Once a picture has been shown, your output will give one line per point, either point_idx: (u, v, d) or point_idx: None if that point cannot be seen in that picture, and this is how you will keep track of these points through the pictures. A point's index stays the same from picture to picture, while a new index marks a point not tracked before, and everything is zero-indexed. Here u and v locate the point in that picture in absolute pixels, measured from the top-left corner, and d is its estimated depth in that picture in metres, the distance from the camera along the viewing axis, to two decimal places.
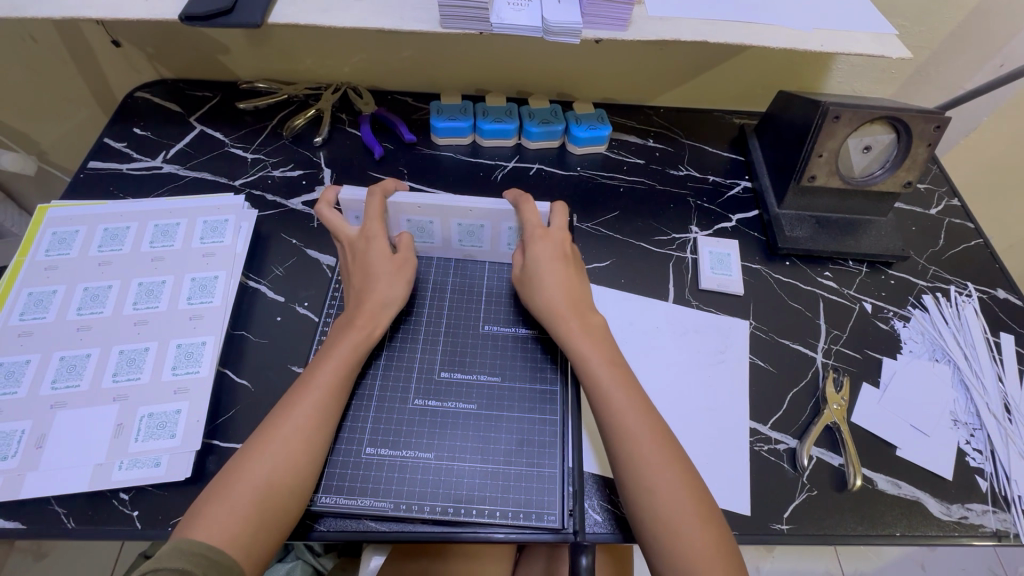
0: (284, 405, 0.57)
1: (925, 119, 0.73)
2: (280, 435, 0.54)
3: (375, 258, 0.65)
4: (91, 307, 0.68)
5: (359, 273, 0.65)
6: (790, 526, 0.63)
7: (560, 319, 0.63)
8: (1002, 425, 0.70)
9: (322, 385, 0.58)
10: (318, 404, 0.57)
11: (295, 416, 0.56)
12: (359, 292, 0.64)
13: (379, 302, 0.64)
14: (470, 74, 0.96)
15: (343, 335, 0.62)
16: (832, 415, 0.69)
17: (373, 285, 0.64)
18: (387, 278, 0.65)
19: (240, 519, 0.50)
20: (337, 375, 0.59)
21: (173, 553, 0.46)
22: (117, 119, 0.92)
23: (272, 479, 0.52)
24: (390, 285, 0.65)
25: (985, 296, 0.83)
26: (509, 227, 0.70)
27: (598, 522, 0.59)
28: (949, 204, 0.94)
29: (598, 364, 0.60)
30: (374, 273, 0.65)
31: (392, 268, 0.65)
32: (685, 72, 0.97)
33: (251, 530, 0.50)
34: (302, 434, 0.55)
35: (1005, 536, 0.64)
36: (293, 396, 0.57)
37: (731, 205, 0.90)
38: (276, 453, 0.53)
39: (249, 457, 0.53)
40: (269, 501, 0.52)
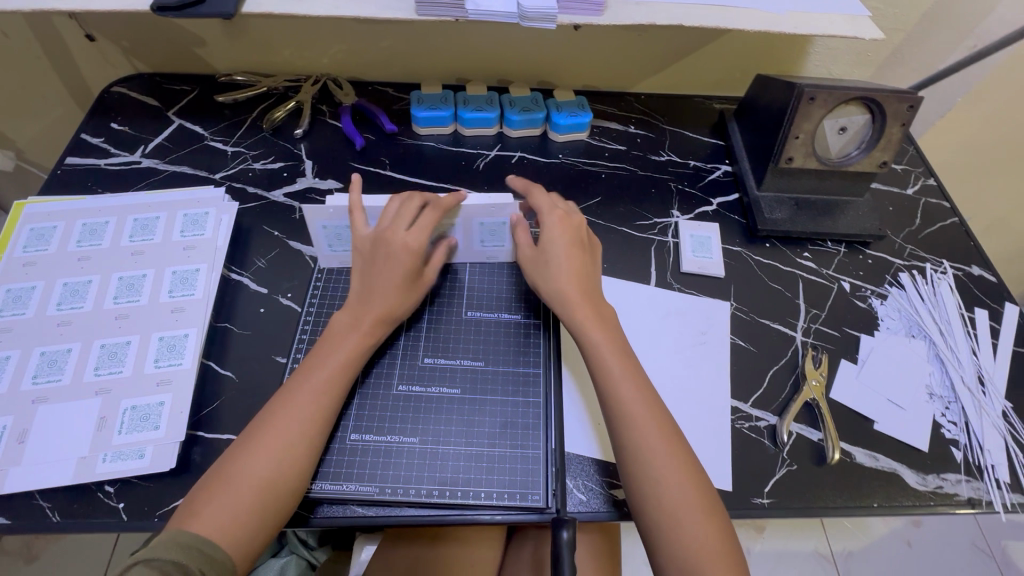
0: (282, 398, 0.57)
1: (898, 99, 0.75)
2: (276, 429, 0.55)
3: (404, 273, 0.64)
4: (71, 302, 0.68)
5: (380, 279, 0.63)
6: (771, 499, 0.64)
7: (571, 305, 0.64)
8: (976, 398, 0.72)
9: (319, 381, 0.58)
10: (315, 400, 0.57)
11: (293, 411, 0.56)
12: (368, 297, 0.63)
13: (385, 311, 0.63)
14: (449, 63, 0.96)
15: (343, 331, 0.62)
16: (810, 392, 0.70)
17: (388, 298, 0.63)
18: (403, 296, 0.64)
19: (237, 513, 0.50)
20: (335, 369, 0.59)
21: (168, 544, 0.47)
22: (94, 114, 0.91)
23: (268, 474, 0.52)
24: (404, 307, 0.65)
25: (960, 273, 0.84)
26: (479, 222, 0.71)
27: (582, 501, 0.60)
28: (925, 183, 0.95)
29: (606, 354, 0.61)
30: (391, 288, 0.63)
31: (410, 288, 0.65)
32: (665, 58, 0.98)
33: (246, 523, 0.51)
34: (297, 428, 0.55)
35: (979, 504, 0.66)
36: (290, 392, 0.57)
37: (712, 189, 0.90)
38: (272, 448, 0.54)
39: (245, 451, 0.53)
40: (264, 495, 0.52)
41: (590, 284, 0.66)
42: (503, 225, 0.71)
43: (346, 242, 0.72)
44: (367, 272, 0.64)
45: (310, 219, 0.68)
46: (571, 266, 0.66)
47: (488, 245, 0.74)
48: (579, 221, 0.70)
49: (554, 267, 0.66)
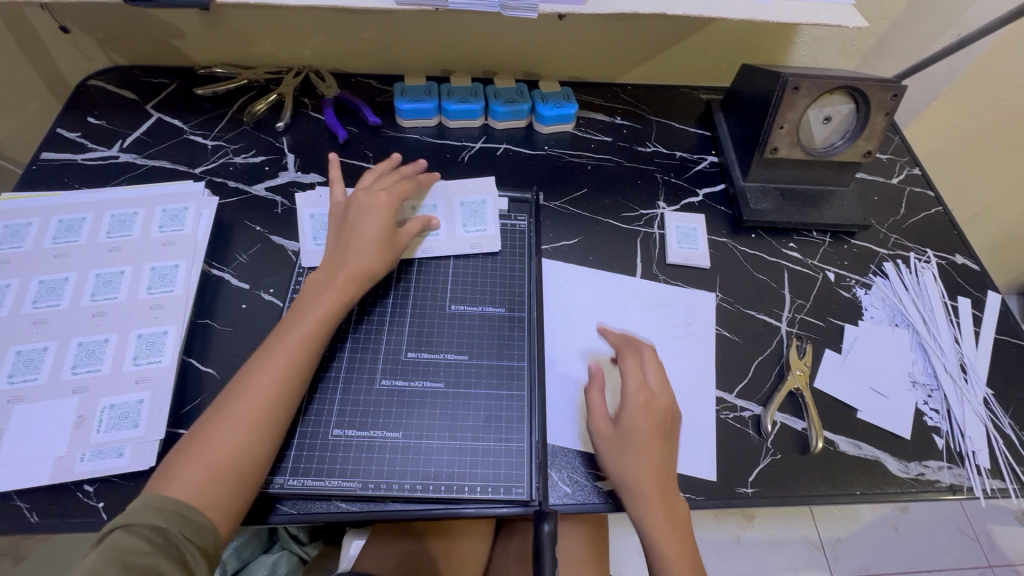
0: (254, 361, 0.57)
1: (882, 88, 0.75)
2: (248, 391, 0.54)
3: (379, 228, 0.65)
4: (47, 300, 0.66)
5: (357, 234, 0.65)
6: (755, 489, 0.64)
7: (641, 498, 0.58)
8: (958, 385, 0.72)
9: (291, 343, 0.57)
10: (286, 360, 0.56)
11: (264, 371, 0.55)
12: (345, 252, 0.64)
13: (362, 268, 0.63)
14: (433, 54, 0.95)
15: (316, 293, 0.61)
16: (794, 381, 0.70)
17: (362, 256, 0.64)
18: (378, 253, 0.65)
19: (213, 473, 0.50)
20: (309, 329, 0.58)
21: (148, 509, 0.48)
22: (69, 108, 0.89)
23: (244, 436, 0.52)
24: (379, 265, 0.65)
25: (944, 262, 0.85)
26: (459, 201, 0.77)
27: (565, 494, 0.62)
28: (910, 173, 0.95)
29: (668, 545, 0.57)
30: (366, 245, 0.64)
31: (386, 243, 0.65)
32: (651, 48, 0.97)
33: (226, 485, 0.51)
34: (270, 388, 0.55)
35: (960, 490, 0.67)
36: (262, 354, 0.57)
37: (698, 180, 0.90)
38: (246, 410, 0.53)
39: (218, 416, 0.53)
40: (242, 458, 0.52)
41: (667, 483, 0.59)
42: (482, 205, 0.78)
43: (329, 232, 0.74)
44: (344, 228, 0.66)
45: (301, 206, 0.76)
46: (651, 456, 0.59)
47: (470, 229, 0.76)
48: (667, 406, 0.62)
49: (631, 461, 0.59)
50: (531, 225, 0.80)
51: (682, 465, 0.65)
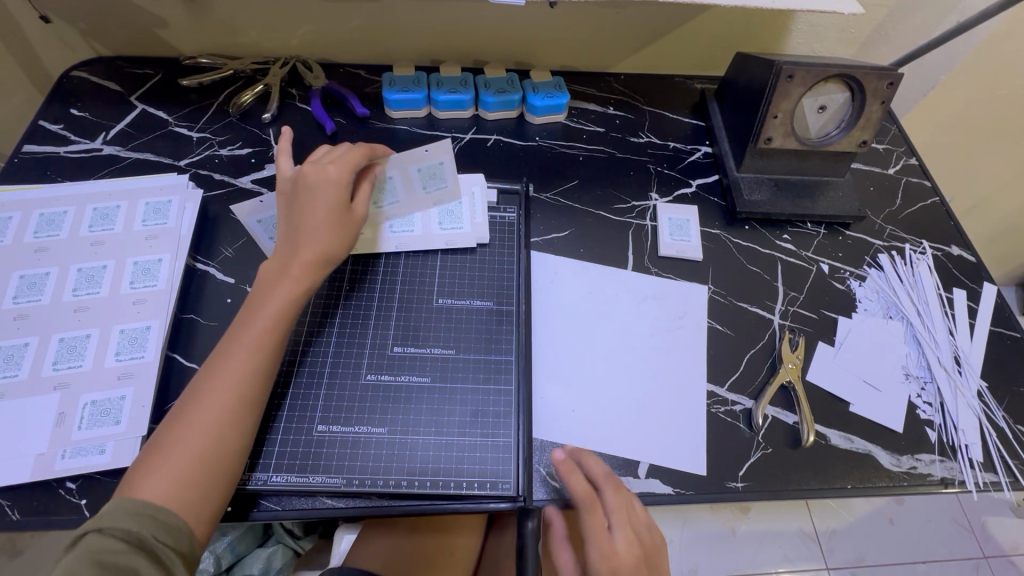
0: (216, 357, 0.55)
1: (877, 76, 0.74)
2: (212, 388, 0.53)
3: (330, 205, 0.61)
4: (28, 295, 0.65)
5: (310, 217, 0.61)
6: (746, 483, 0.64)
7: None
8: (952, 377, 0.72)
9: (253, 335, 0.56)
10: (248, 353, 0.55)
11: (226, 366, 0.54)
12: (300, 239, 0.60)
13: (319, 254, 0.60)
14: (422, 43, 0.93)
15: (272, 283, 0.59)
16: (786, 375, 0.70)
17: (316, 238, 0.60)
18: (334, 233, 0.62)
19: (183, 473, 0.49)
20: (272, 320, 0.57)
21: (119, 512, 0.46)
22: (52, 100, 0.87)
23: (212, 433, 0.51)
24: (337, 247, 0.62)
25: (939, 253, 0.84)
26: (416, 168, 0.69)
27: (554, 489, 0.61)
28: (907, 163, 0.94)
29: None
30: (319, 225, 0.61)
31: (342, 226, 0.62)
32: (645, 36, 0.95)
33: (199, 484, 0.50)
34: (236, 385, 0.53)
35: (952, 483, 0.66)
36: (223, 349, 0.55)
37: (691, 171, 0.89)
38: (212, 407, 0.52)
39: (184, 415, 0.52)
40: (213, 456, 0.51)
41: None
42: (457, 206, 0.76)
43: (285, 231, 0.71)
44: (294, 212, 0.61)
45: (242, 213, 0.69)
46: None
47: (446, 227, 0.75)
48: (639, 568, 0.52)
49: None
50: (520, 217, 0.79)
51: (672, 460, 0.64)
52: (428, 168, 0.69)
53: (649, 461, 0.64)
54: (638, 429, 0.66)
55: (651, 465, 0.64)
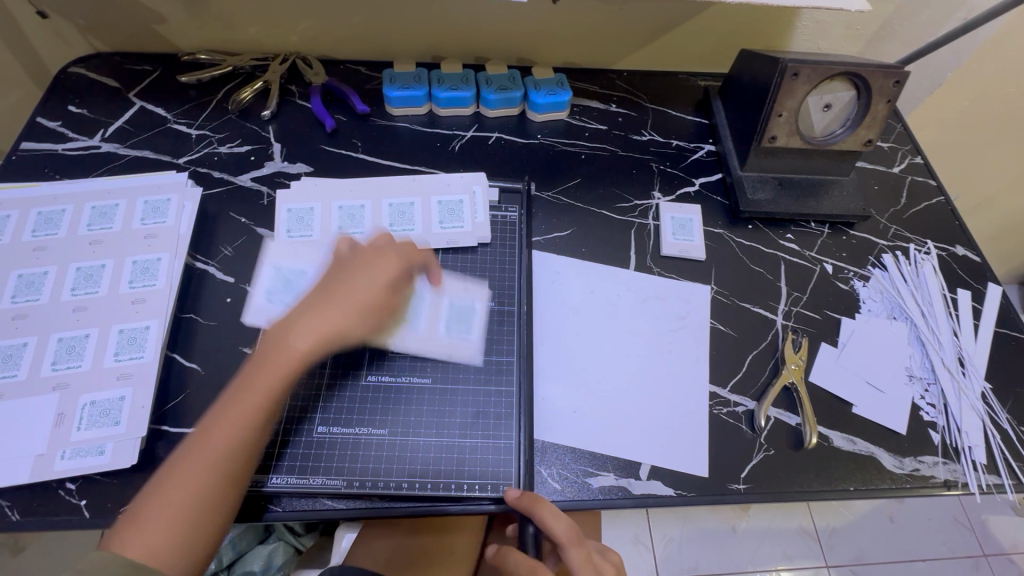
0: (218, 410, 0.51)
1: (883, 74, 0.73)
2: (209, 442, 0.50)
3: (363, 281, 0.56)
4: (27, 294, 0.65)
5: (340, 290, 0.56)
6: (748, 485, 0.64)
7: None
8: (956, 379, 0.71)
9: (259, 396, 0.51)
10: (251, 413, 0.51)
11: (227, 423, 0.50)
12: (322, 310, 0.55)
13: (335, 331, 0.54)
14: (423, 39, 0.92)
15: (284, 344, 0.53)
16: (789, 376, 0.69)
17: (337, 310, 0.55)
18: (357, 310, 0.55)
19: (168, 531, 0.46)
20: (281, 382, 0.52)
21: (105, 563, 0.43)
22: (51, 96, 0.86)
23: (204, 491, 0.48)
24: (359, 328, 0.55)
25: (944, 254, 0.83)
26: (437, 199, 0.76)
27: (555, 490, 0.61)
28: (912, 161, 0.93)
29: None
30: (346, 302, 0.55)
31: (371, 306, 0.56)
32: (649, 33, 0.94)
33: (186, 543, 0.47)
34: (235, 440, 0.50)
35: (955, 486, 0.66)
36: (227, 403, 0.52)
37: (695, 169, 0.88)
38: (206, 463, 0.49)
39: (176, 467, 0.49)
40: (202, 514, 0.48)
41: None
42: (471, 312, 0.68)
43: (287, 291, 0.67)
44: (326, 284, 0.57)
45: (269, 254, 0.69)
46: None
47: (450, 332, 0.66)
48: None
49: None
50: (522, 216, 0.78)
51: (674, 462, 0.64)
52: (448, 204, 0.76)
53: (651, 463, 0.64)
54: (640, 430, 0.65)
55: (652, 466, 0.64)
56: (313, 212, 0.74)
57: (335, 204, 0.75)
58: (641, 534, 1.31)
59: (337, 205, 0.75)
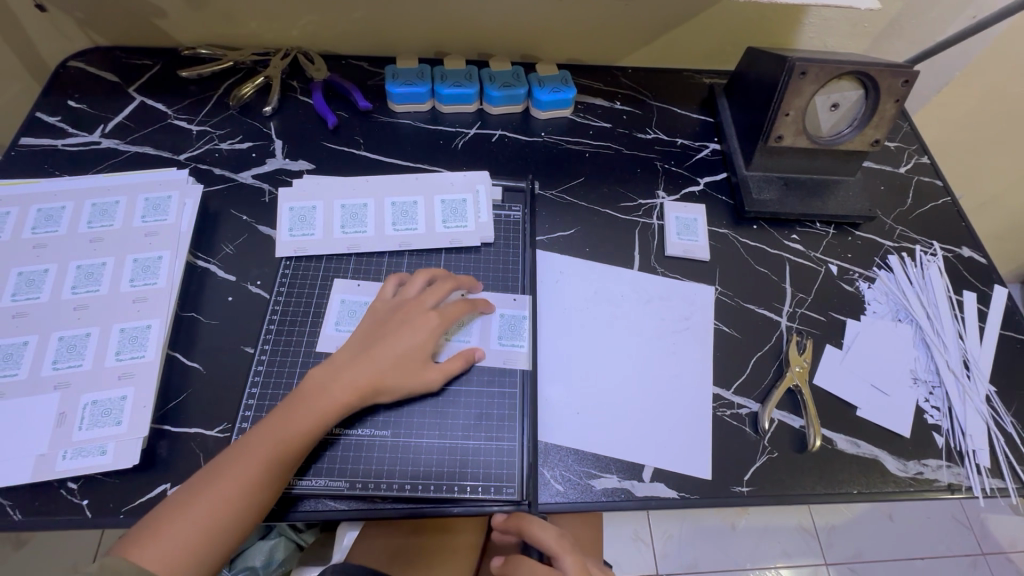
0: (251, 437, 0.55)
1: (892, 73, 0.72)
2: (236, 467, 0.53)
3: (406, 346, 0.60)
4: (27, 292, 0.65)
5: (385, 348, 0.60)
6: (751, 488, 0.63)
7: None
8: (961, 382, 0.71)
9: (291, 432, 0.55)
10: (281, 448, 0.54)
11: (256, 452, 0.54)
12: (366, 364, 0.59)
13: (374, 385, 0.58)
14: (426, 35, 0.91)
15: (323, 389, 0.57)
16: (794, 378, 0.69)
17: (378, 371, 0.59)
18: (394, 374, 0.60)
19: (182, 546, 0.49)
20: (312, 423, 0.56)
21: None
22: (50, 91, 0.86)
23: (220, 513, 0.51)
24: (395, 390, 0.59)
25: (950, 255, 0.83)
26: (440, 198, 0.76)
27: (558, 492, 0.61)
28: (918, 161, 0.92)
29: None
30: (387, 361, 0.59)
31: (410, 370, 0.60)
32: (654, 30, 0.93)
33: (196, 558, 0.50)
34: (260, 471, 0.53)
35: (958, 489, 0.66)
36: (261, 431, 0.55)
37: (699, 168, 0.87)
38: (228, 488, 0.52)
39: (203, 484, 0.52)
40: (212, 536, 0.51)
41: None
42: (521, 320, 0.69)
43: (354, 322, 0.67)
44: (373, 338, 0.61)
45: (335, 287, 0.69)
46: None
47: (504, 342, 0.67)
48: None
49: None
50: (525, 215, 0.78)
51: (677, 464, 0.64)
52: (450, 203, 0.76)
53: (654, 465, 0.64)
54: (644, 433, 0.65)
55: (656, 469, 0.63)
56: (315, 210, 0.74)
57: (338, 202, 0.74)
58: (641, 530, 1.31)
59: (340, 203, 0.74)
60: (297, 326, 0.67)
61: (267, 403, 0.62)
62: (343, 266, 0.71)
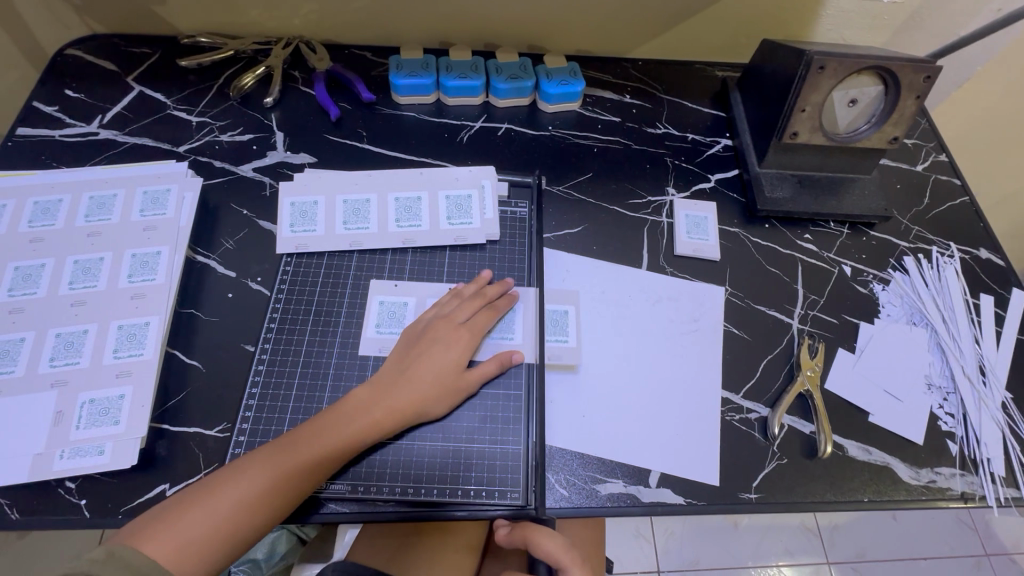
0: (280, 442, 0.54)
1: (914, 69, 0.69)
2: (260, 468, 0.52)
3: (442, 365, 0.60)
4: (24, 287, 0.63)
5: (421, 366, 0.60)
6: (759, 494, 0.62)
7: None
8: (977, 388, 0.69)
9: (322, 445, 0.54)
10: (310, 457, 0.53)
11: (284, 458, 0.53)
12: (403, 382, 0.59)
13: (410, 404, 0.58)
14: (431, 24, 0.89)
15: (358, 408, 0.57)
16: (805, 383, 0.67)
17: (414, 390, 0.59)
18: (430, 393, 0.59)
19: (194, 544, 0.48)
20: (343, 438, 0.55)
21: (120, 565, 0.44)
22: (47, 80, 0.84)
23: (238, 513, 0.50)
24: (430, 409, 0.59)
25: (968, 257, 0.80)
26: (445, 194, 0.74)
27: (563, 497, 0.60)
28: (936, 159, 0.90)
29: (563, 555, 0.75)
30: (424, 379, 0.59)
31: (445, 388, 0.60)
32: (666, 21, 0.90)
33: (208, 556, 0.48)
34: (284, 476, 0.52)
35: (972, 498, 0.64)
36: (292, 438, 0.54)
37: (711, 165, 0.85)
38: (249, 489, 0.51)
39: (225, 480, 0.51)
40: (227, 536, 0.49)
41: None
42: (565, 314, 0.69)
43: (397, 322, 0.66)
44: (409, 356, 0.61)
45: (372, 289, 0.68)
46: None
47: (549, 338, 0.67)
48: None
49: None
50: (532, 212, 0.76)
51: (684, 469, 0.63)
52: (454, 198, 0.74)
53: (661, 470, 0.62)
54: (651, 438, 0.64)
55: (662, 474, 0.62)
56: (316, 205, 0.72)
57: (340, 197, 0.72)
58: (642, 527, 1.30)
59: (341, 198, 0.72)
60: (298, 326, 0.65)
61: (267, 404, 0.61)
62: (345, 265, 0.69)
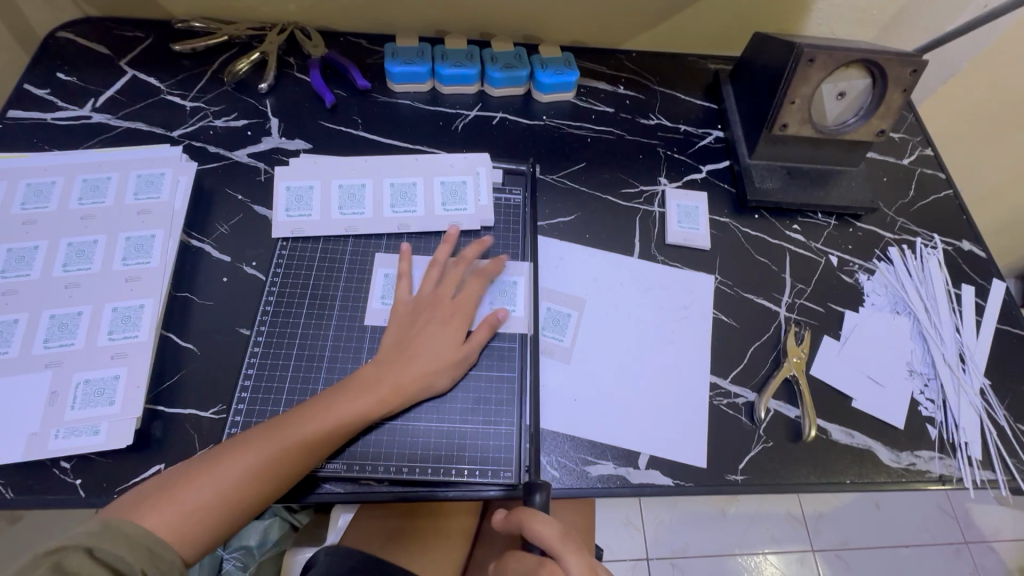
0: (284, 417, 0.55)
1: (901, 62, 0.70)
2: (266, 441, 0.53)
3: (441, 342, 0.61)
4: (17, 269, 0.63)
5: (421, 344, 0.61)
6: (745, 476, 0.64)
7: None
8: (956, 374, 0.71)
9: (329, 419, 0.55)
10: (310, 435, 0.54)
11: (288, 431, 0.53)
12: (403, 360, 0.60)
13: (412, 380, 0.59)
14: (427, 13, 0.89)
15: (360, 386, 0.57)
16: (790, 369, 0.69)
17: (417, 366, 0.60)
18: (433, 368, 0.60)
19: (195, 516, 0.48)
20: (345, 416, 0.56)
21: (117, 536, 0.45)
22: (38, 62, 0.83)
23: (242, 485, 0.51)
24: (433, 382, 0.60)
25: (950, 248, 0.82)
26: (441, 180, 0.74)
27: (554, 478, 0.61)
28: (922, 153, 0.92)
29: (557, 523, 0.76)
30: (425, 355, 0.60)
31: (447, 361, 0.61)
32: (661, 12, 0.90)
33: (208, 528, 0.49)
34: (285, 452, 0.53)
35: (949, 480, 0.66)
36: (298, 413, 0.55)
37: (702, 155, 0.86)
38: (250, 464, 0.51)
39: (231, 451, 0.52)
40: (231, 506, 0.50)
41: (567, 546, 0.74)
42: (567, 317, 0.70)
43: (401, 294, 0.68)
44: (406, 334, 0.62)
45: (375, 264, 0.69)
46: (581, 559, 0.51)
47: (547, 334, 0.69)
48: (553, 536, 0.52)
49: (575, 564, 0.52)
50: (526, 198, 0.77)
51: (668, 450, 0.64)
52: (450, 185, 0.74)
53: (650, 452, 0.64)
54: (642, 418, 0.65)
55: (651, 456, 0.64)
56: (312, 190, 0.72)
57: (335, 181, 0.73)
58: (632, 515, 1.32)
59: (337, 183, 0.73)
60: (294, 310, 0.66)
61: (262, 386, 0.61)
62: (340, 250, 0.70)
